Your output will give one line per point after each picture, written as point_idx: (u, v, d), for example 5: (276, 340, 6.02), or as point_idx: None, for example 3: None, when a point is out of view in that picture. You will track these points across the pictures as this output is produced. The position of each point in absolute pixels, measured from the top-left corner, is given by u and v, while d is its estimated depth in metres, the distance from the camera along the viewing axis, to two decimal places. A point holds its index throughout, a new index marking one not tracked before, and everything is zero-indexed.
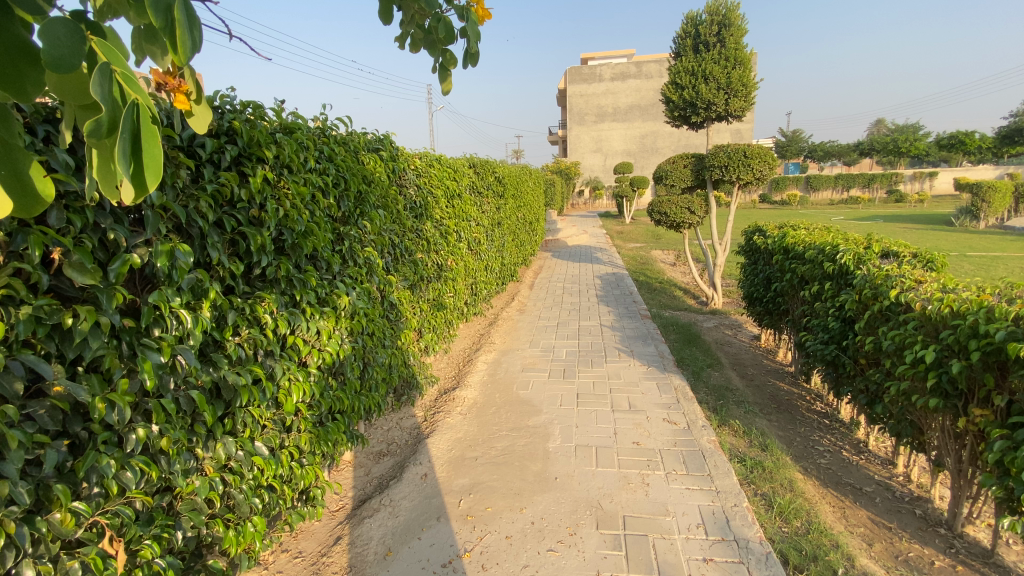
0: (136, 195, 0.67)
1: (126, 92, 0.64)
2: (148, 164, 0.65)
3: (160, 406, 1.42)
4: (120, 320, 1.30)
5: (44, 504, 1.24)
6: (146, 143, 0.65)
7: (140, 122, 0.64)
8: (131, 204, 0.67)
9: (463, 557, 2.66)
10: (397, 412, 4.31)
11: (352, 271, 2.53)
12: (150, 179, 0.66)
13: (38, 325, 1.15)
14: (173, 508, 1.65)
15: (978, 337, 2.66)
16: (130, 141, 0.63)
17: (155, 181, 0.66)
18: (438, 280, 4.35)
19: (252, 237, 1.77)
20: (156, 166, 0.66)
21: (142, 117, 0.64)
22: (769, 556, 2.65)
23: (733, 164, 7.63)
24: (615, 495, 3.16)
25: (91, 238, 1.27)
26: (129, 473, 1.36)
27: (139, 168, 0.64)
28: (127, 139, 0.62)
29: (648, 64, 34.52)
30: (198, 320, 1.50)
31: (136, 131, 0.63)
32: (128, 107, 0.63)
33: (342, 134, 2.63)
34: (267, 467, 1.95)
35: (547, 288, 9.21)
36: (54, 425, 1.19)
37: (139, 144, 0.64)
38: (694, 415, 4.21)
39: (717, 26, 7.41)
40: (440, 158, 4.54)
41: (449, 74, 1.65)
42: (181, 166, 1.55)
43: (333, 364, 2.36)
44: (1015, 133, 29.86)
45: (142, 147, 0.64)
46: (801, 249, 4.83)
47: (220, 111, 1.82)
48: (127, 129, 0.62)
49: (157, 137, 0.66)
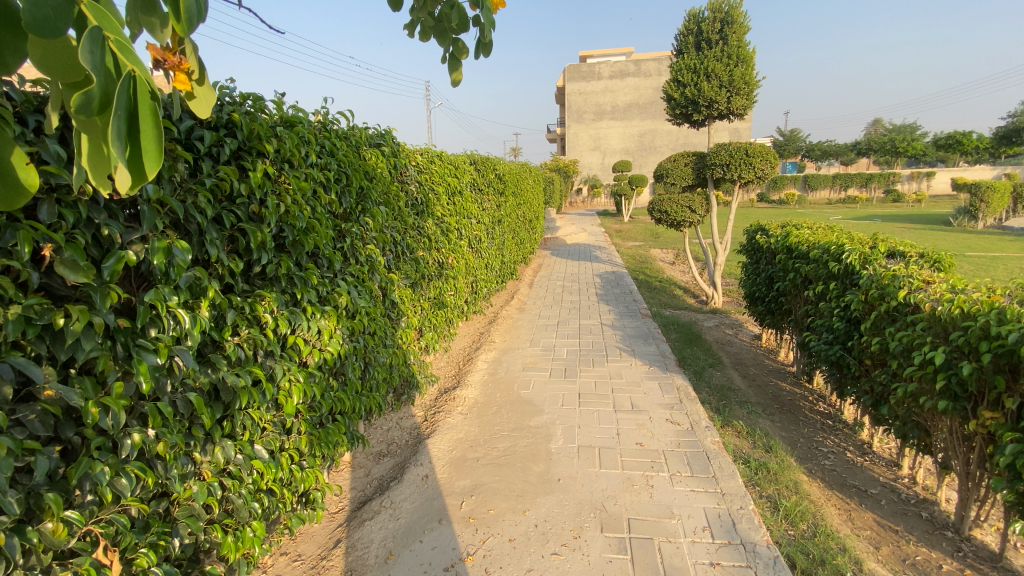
0: (133, 182, 0.62)
1: (121, 64, 0.59)
2: (147, 148, 0.60)
3: (156, 410, 1.37)
4: (115, 320, 1.24)
5: (34, 513, 1.18)
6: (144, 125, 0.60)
7: (138, 98, 0.59)
8: (130, 192, 0.63)
9: (466, 561, 2.62)
10: (397, 412, 4.26)
11: (354, 269, 2.47)
12: (147, 164, 0.61)
13: (28, 325, 1.09)
14: (169, 515, 1.59)
15: (990, 339, 2.62)
16: (126, 120, 0.57)
17: (153, 167, 0.62)
18: (439, 278, 4.29)
19: (252, 234, 1.72)
20: (156, 151, 0.62)
21: (140, 94, 0.59)
22: (777, 560, 2.61)
23: (734, 162, 7.58)
24: (619, 497, 3.12)
25: (84, 234, 1.21)
26: (123, 481, 1.32)
27: (138, 153, 0.59)
28: (123, 117, 0.56)
29: (648, 62, 34.44)
30: (197, 320, 1.44)
31: (132, 109, 0.58)
32: (123, 82, 0.58)
33: (344, 129, 2.57)
34: (266, 471, 1.89)
35: (547, 286, 9.16)
36: (45, 431, 1.13)
37: (137, 124, 0.59)
38: (697, 416, 4.17)
39: (720, 23, 7.36)
40: (442, 154, 4.48)
41: (460, 65, 1.60)
42: (178, 158, 1.49)
43: (333, 365, 2.31)
44: (1012, 133, 29.91)
45: (140, 128, 0.59)
46: (805, 248, 4.79)
47: (219, 102, 1.76)
48: (123, 107, 0.56)
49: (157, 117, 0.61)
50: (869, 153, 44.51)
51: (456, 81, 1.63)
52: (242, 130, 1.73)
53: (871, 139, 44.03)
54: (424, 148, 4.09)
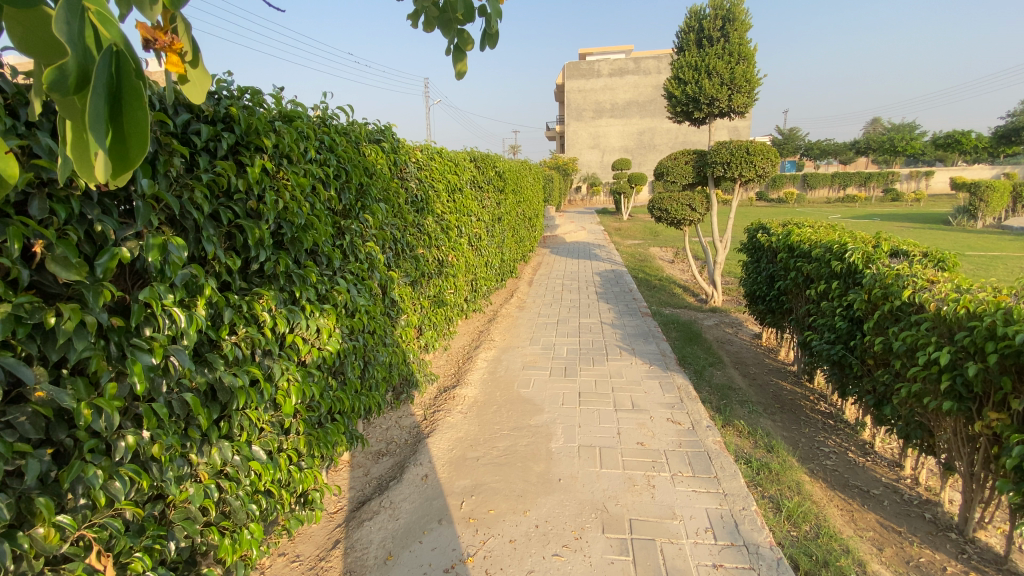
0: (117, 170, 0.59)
1: (101, 38, 0.56)
2: (132, 133, 0.57)
3: (151, 411, 1.34)
4: (108, 319, 1.21)
5: (26, 517, 1.15)
6: (128, 106, 0.57)
7: (120, 77, 0.56)
8: (115, 182, 0.59)
9: (466, 562, 2.59)
10: (396, 410, 4.22)
11: (354, 267, 2.43)
12: (132, 149, 0.58)
13: (18, 324, 1.05)
14: (165, 518, 1.56)
15: (996, 339, 2.60)
16: (107, 100, 0.54)
17: (139, 151, 0.58)
18: (439, 276, 4.25)
19: (250, 230, 1.68)
20: (141, 134, 0.58)
21: (122, 72, 0.56)
22: (780, 561, 2.59)
23: (735, 160, 7.55)
24: (620, 497, 3.09)
25: (76, 230, 1.17)
26: (117, 483, 1.27)
27: (121, 137, 0.56)
28: (102, 96, 0.53)
29: (647, 60, 34.37)
30: (193, 319, 1.40)
31: (113, 89, 0.55)
32: (103, 58, 0.54)
33: (344, 124, 2.53)
34: (264, 472, 1.85)
35: (546, 284, 9.13)
36: (36, 433, 1.10)
37: (119, 107, 0.56)
38: (698, 415, 4.14)
39: (722, 21, 7.32)
40: (442, 151, 4.44)
41: (464, 56, 1.58)
42: (174, 153, 1.45)
43: (332, 364, 2.28)
44: (1011, 133, 29.92)
45: (124, 110, 0.56)
46: (807, 247, 4.76)
47: (217, 96, 1.72)
48: (102, 85, 0.53)
49: (142, 98, 0.57)
50: (868, 152, 44.53)
51: (460, 73, 1.60)
52: (240, 123, 1.70)
53: (870, 138, 44.05)
54: (424, 144, 4.05)
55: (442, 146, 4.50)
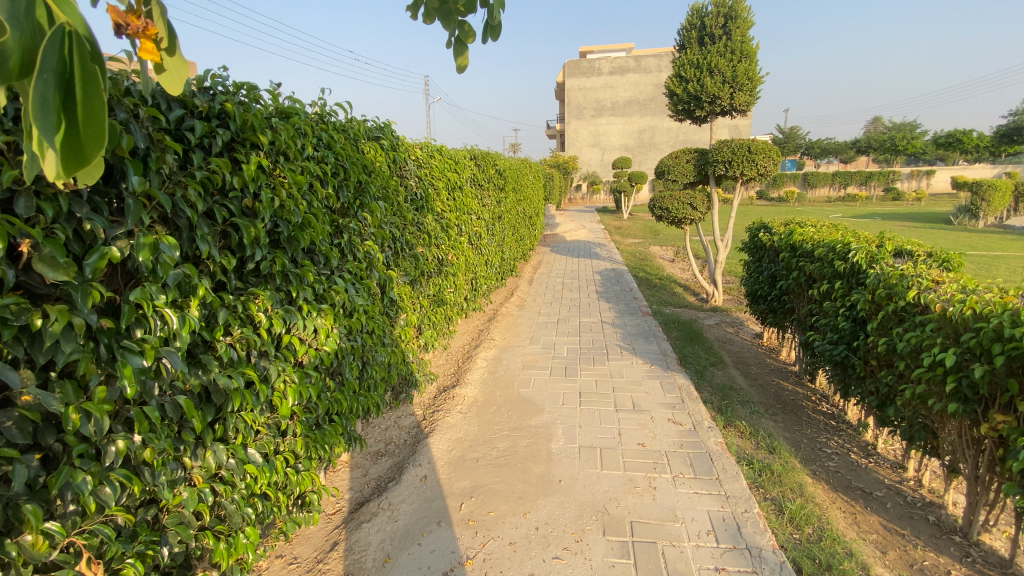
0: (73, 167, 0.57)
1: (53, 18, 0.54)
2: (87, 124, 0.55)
3: (142, 414, 1.30)
4: (97, 321, 1.17)
5: (13, 525, 1.12)
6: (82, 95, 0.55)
7: (72, 62, 0.54)
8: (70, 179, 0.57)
9: (466, 564, 2.56)
10: (396, 410, 4.19)
11: (352, 266, 2.39)
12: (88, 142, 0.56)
13: (3, 326, 1.02)
14: (158, 523, 1.52)
15: (1003, 340, 2.56)
16: (57, 85, 0.52)
17: (96, 147, 0.56)
18: (438, 275, 4.22)
19: (245, 229, 1.64)
20: (98, 128, 0.56)
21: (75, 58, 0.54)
22: (783, 565, 2.56)
23: (737, 159, 7.51)
24: (621, 499, 3.06)
25: (64, 229, 1.14)
26: (107, 489, 1.24)
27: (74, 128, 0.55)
28: (47, 81, 0.51)
29: (648, 58, 34.27)
30: (186, 320, 1.36)
31: (64, 75, 0.53)
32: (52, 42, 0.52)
33: (342, 121, 2.50)
34: (260, 475, 1.82)
35: (547, 283, 9.10)
36: (23, 438, 1.06)
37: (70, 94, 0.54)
38: (699, 415, 4.11)
39: (723, 18, 7.28)
40: (442, 149, 4.40)
41: (466, 49, 1.52)
42: (167, 150, 1.41)
43: (330, 365, 2.24)
44: (1013, 133, 29.85)
45: (77, 99, 0.54)
46: (809, 246, 4.73)
47: (211, 92, 1.69)
48: (48, 70, 0.51)
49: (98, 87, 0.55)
50: (869, 151, 44.47)
51: (462, 67, 1.54)
52: (235, 119, 1.66)
53: (870, 138, 43.99)
54: (424, 142, 4.01)
55: (442, 144, 4.46)
